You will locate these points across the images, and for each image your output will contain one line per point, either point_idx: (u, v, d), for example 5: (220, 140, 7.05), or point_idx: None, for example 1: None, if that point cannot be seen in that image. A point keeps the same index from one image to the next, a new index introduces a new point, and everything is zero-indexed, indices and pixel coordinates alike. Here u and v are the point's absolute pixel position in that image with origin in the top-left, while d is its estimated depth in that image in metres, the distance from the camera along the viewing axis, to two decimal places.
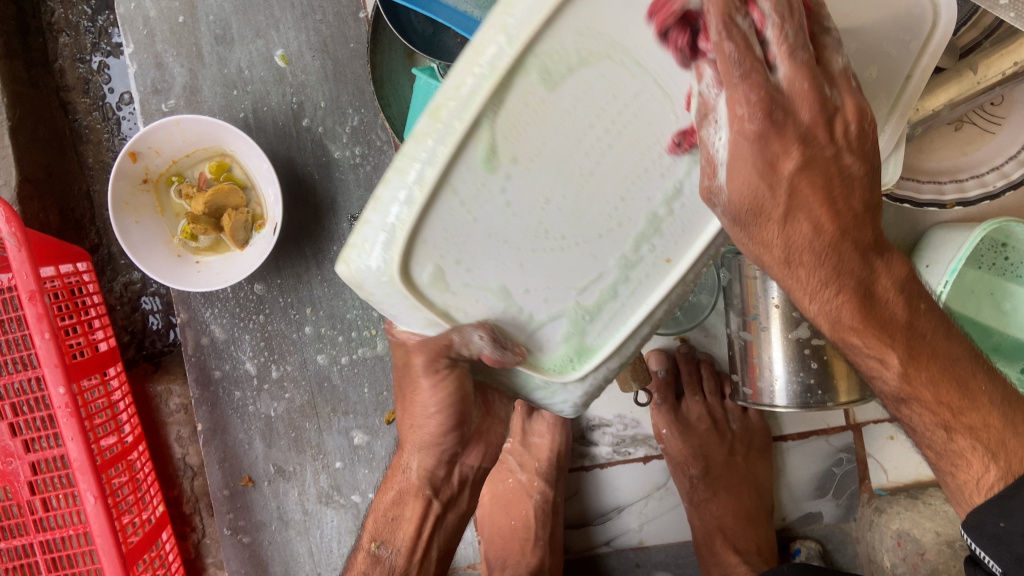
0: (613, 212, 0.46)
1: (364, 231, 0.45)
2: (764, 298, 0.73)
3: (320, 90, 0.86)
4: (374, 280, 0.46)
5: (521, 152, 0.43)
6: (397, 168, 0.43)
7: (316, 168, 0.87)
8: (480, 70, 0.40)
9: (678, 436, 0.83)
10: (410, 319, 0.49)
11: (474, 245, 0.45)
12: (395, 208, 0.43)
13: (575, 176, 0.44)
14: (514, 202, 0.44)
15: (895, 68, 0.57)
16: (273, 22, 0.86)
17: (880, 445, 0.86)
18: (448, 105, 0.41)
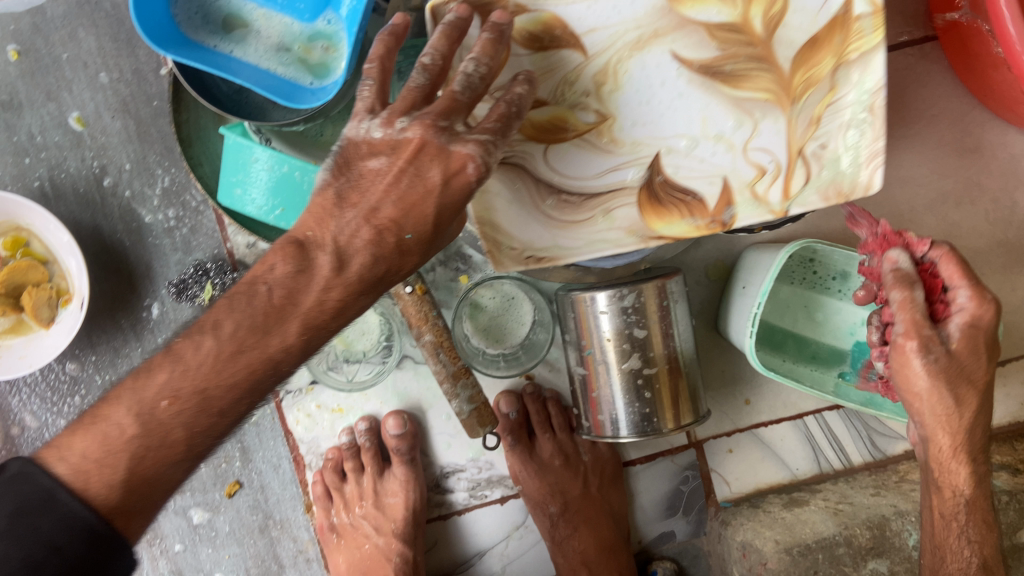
0: (642, 100, 0.58)
1: (699, 178, 0.59)
2: (597, 330, 0.75)
3: (124, 151, 0.81)
4: (700, 194, 0.60)
5: (722, 99, 0.58)
6: (764, 140, 0.59)
7: (125, 235, 0.82)
8: (808, 111, 0.58)
9: (535, 476, 0.84)
10: (621, 173, 0.60)
11: (660, 117, 0.59)
12: (736, 175, 0.59)
13: (666, 86, 0.58)
14: (664, 78, 0.58)
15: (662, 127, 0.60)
16: (65, 83, 0.80)
17: (720, 459, 0.89)
18: (754, 107, 0.58)
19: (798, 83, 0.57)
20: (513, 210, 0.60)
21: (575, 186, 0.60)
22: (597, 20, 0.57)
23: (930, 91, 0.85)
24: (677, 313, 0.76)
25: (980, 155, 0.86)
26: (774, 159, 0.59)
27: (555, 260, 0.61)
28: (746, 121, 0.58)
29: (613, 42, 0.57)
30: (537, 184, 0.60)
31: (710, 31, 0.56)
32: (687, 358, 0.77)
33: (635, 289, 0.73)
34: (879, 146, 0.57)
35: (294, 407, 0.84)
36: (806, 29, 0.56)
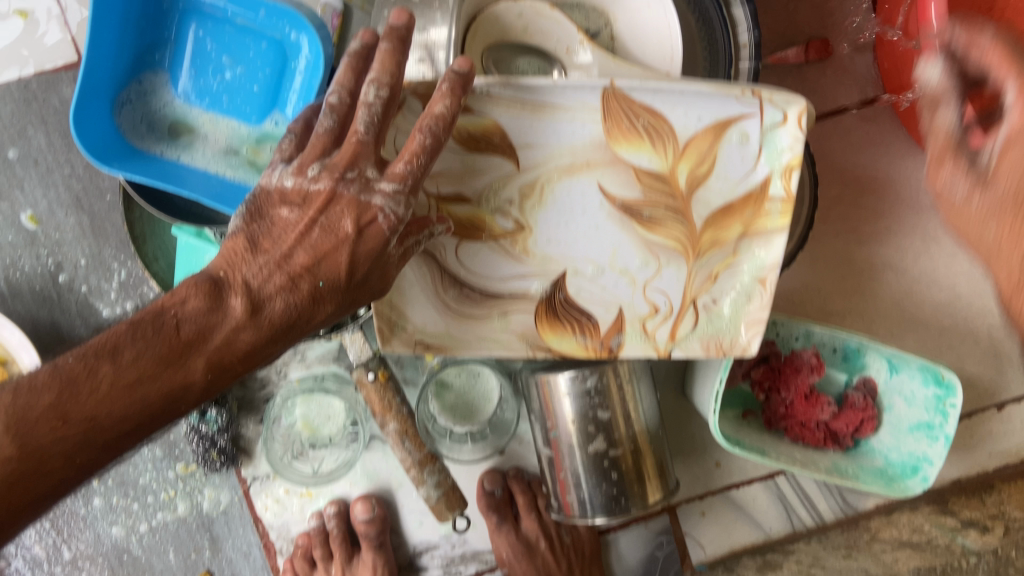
0: (562, 221, 0.63)
1: (595, 301, 0.65)
2: (561, 413, 0.75)
3: (79, 247, 0.80)
4: (596, 316, 0.66)
5: (635, 238, 0.63)
6: (662, 281, 0.65)
7: (84, 330, 0.81)
8: (710, 266, 0.65)
9: (520, 559, 0.84)
10: (528, 283, 0.65)
11: (573, 241, 0.63)
12: (631, 305, 0.66)
13: (587, 217, 0.63)
14: (586, 210, 0.62)
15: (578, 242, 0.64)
16: (16, 182, 0.79)
17: (694, 523, 0.89)
18: (665, 252, 0.64)
19: (705, 247, 0.64)
20: (416, 290, 0.64)
21: (477, 282, 0.64)
22: (537, 138, 0.60)
23: (884, 151, 0.86)
24: (639, 391, 0.76)
25: (937, 211, 0.87)
26: (668, 301, 0.66)
27: (444, 349, 0.65)
28: (652, 263, 0.64)
29: (546, 163, 0.61)
30: (441, 273, 0.64)
31: (638, 175, 0.61)
32: (651, 435, 0.77)
33: (598, 372, 0.73)
34: (761, 316, 0.65)
35: (262, 494, 0.84)
36: (721, 191, 0.62)
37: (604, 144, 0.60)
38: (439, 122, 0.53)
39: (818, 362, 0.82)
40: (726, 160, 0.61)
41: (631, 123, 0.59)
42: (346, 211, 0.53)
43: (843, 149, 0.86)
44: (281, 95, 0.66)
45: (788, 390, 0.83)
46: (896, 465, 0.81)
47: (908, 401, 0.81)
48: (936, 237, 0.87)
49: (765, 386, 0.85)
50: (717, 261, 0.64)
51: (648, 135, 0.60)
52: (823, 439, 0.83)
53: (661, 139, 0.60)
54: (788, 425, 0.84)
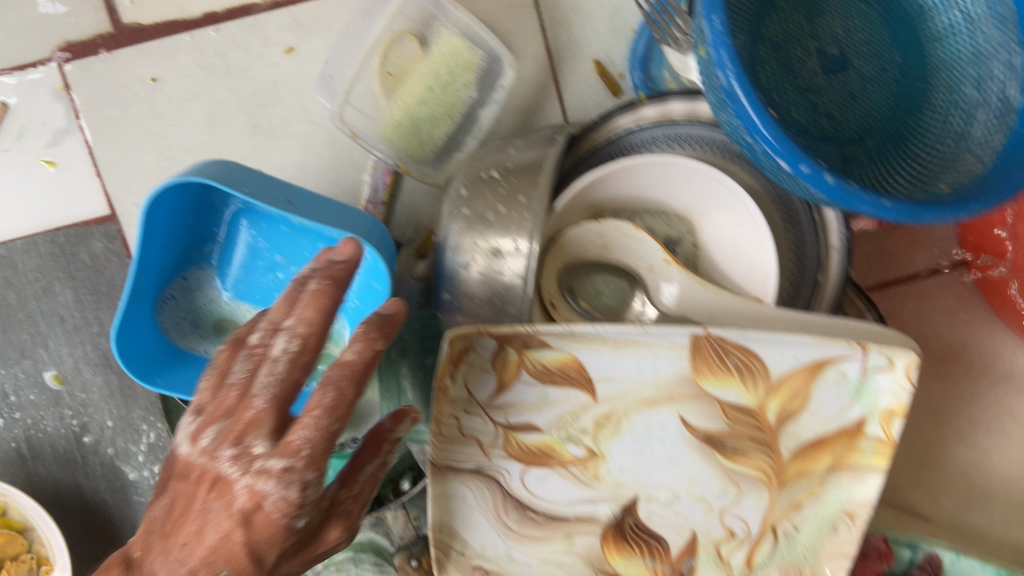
0: (635, 448, 0.58)
1: (668, 523, 0.61)
2: None
3: (105, 407, 0.76)
4: (667, 538, 0.61)
5: (715, 467, 0.59)
6: (741, 507, 0.60)
7: (109, 493, 0.77)
8: (793, 495, 0.60)
9: None
10: (594, 505, 0.60)
11: (647, 467, 0.59)
12: (705, 529, 0.61)
13: (664, 445, 0.58)
14: (664, 439, 0.58)
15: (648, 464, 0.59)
16: (40, 339, 0.75)
17: None
18: (746, 481, 0.59)
19: (790, 477, 0.59)
20: (478, 514, 0.59)
21: (541, 505, 0.60)
22: (616, 371, 0.55)
23: (960, 317, 0.81)
24: None
25: (1015, 382, 0.81)
26: (746, 527, 0.61)
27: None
28: (732, 490, 0.60)
29: (624, 394, 0.56)
30: (504, 498, 0.59)
31: (724, 409, 0.56)
32: None
33: None
34: (847, 550, 0.60)
35: None
36: (813, 427, 0.57)
37: (690, 379, 0.55)
38: (343, 370, 0.45)
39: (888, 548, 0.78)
40: (821, 398, 0.56)
41: (720, 361, 0.54)
42: (240, 493, 0.46)
43: (917, 313, 0.81)
44: (335, 292, 0.61)
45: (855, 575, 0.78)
46: None
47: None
48: (1015, 410, 0.81)
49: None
50: (800, 490, 0.60)
51: (739, 373, 0.55)
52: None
53: (754, 377, 0.55)
54: None
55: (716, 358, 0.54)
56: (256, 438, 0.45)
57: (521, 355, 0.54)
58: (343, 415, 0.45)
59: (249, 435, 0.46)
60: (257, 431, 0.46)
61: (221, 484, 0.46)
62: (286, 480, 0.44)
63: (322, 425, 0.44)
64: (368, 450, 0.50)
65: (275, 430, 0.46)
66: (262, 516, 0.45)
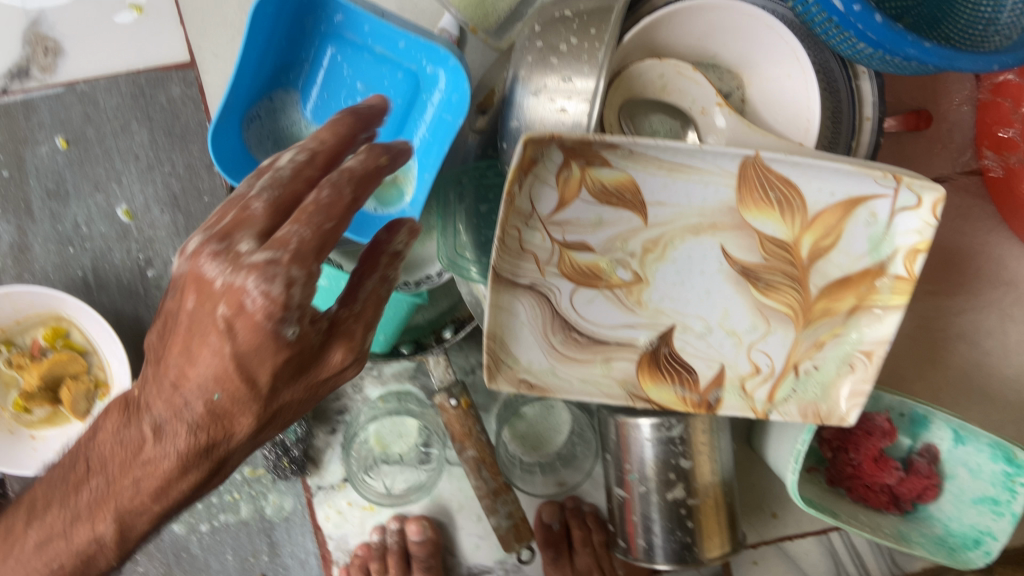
0: (677, 278, 0.64)
1: (698, 354, 0.67)
2: (639, 458, 0.76)
3: (169, 245, 0.81)
4: (701, 366, 0.67)
5: (748, 300, 0.65)
6: (767, 340, 0.66)
7: None
8: (818, 334, 0.65)
9: None
10: (636, 331, 0.66)
11: (687, 297, 0.65)
12: (733, 361, 0.67)
13: (704, 275, 0.64)
14: (704, 269, 0.63)
15: (690, 296, 0.64)
16: (114, 175, 0.79)
17: (745, 570, 0.90)
18: (777, 316, 0.65)
19: (815, 318, 0.65)
20: (527, 332, 0.64)
21: (586, 327, 0.65)
22: (667, 195, 0.60)
23: (972, 224, 0.86)
24: (720, 443, 0.77)
25: (1018, 289, 0.86)
26: (771, 363, 0.67)
27: (546, 391, 0.66)
28: (761, 325, 0.65)
29: (673, 220, 0.61)
30: (553, 317, 0.64)
31: (763, 241, 0.62)
32: (728, 487, 0.78)
33: (684, 421, 0.74)
34: (863, 388, 0.64)
35: (324, 504, 0.85)
36: (839, 266, 0.63)
37: (734, 208, 0.60)
38: (344, 173, 0.46)
39: (892, 428, 0.84)
40: (851, 237, 0.62)
41: (763, 190, 0.59)
42: (219, 295, 0.46)
43: None
44: (408, 124, 0.67)
45: (861, 451, 0.84)
46: (959, 535, 0.82)
47: (974, 474, 0.81)
48: (1016, 314, 0.87)
49: (834, 445, 0.86)
50: (824, 331, 0.65)
51: (777, 204, 0.60)
52: (886, 504, 0.85)
53: (792, 208, 0.60)
54: (852, 485, 0.86)
55: (758, 187, 0.59)
56: (244, 236, 0.45)
57: (584, 172, 0.58)
58: (316, 232, 0.44)
59: (237, 234, 0.46)
60: (245, 230, 0.45)
61: (203, 289, 0.47)
62: (270, 274, 0.44)
63: (315, 224, 0.45)
64: (367, 265, 0.52)
65: (264, 232, 0.46)
66: (255, 328, 0.46)
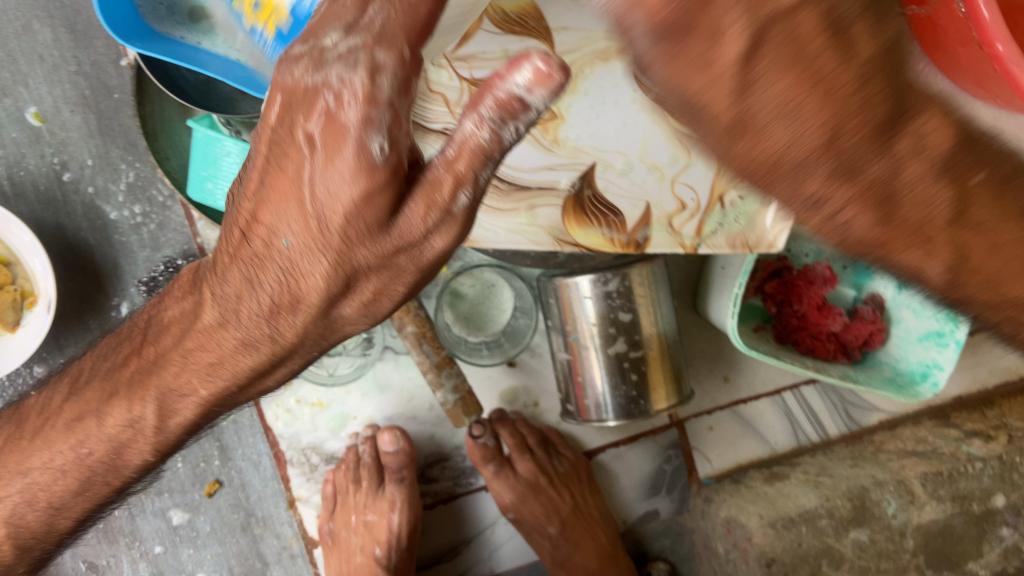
0: (591, 111, 0.62)
1: (622, 194, 0.65)
2: (582, 317, 0.75)
3: (85, 147, 0.78)
4: (626, 207, 0.66)
5: (666, 130, 0.63)
6: (690, 173, 0.65)
7: (90, 232, 0.80)
8: None
9: (517, 485, 0.84)
10: (557, 175, 0.64)
11: (604, 133, 0.63)
12: (658, 198, 0.66)
13: (618, 107, 0.62)
14: (618, 101, 0.62)
15: (606, 133, 0.63)
16: (20, 77, 0.77)
17: (701, 437, 0.90)
18: (698, 146, 0.64)
19: None
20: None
21: (507, 175, 0.63)
22: (573, 20, 0.58)
23: None
24: (659, 297, 0.77)
25: None
26: (696, 198, 0.66)
27: (470, 242, 0.65)
28: (682, 158, 0.64)
29: (581, 46, 0.59)
30: None
31: None
32: (669, 340, 0.78)
33: (621, 273, 0.74)
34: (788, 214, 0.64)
35: (273, 403, 0.84)
36: None
37: None
38: None
39: (832, 275, 0.83)
40: None
41: None
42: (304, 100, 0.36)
43: None
44: None
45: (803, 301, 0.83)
46: (907, 372, 0.82)
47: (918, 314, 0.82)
48: None
49: (778, 299, 0.85)
50: None
51: None
52: (834, 353, 0.85)
53: None
54: (799, 338, 0.85)
55: None
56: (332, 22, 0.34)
57: None
58: (408, 3, 0.33)
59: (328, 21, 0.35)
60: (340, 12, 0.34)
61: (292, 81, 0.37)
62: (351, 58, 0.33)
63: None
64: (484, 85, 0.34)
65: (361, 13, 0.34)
66: (344, 158, 0.35)
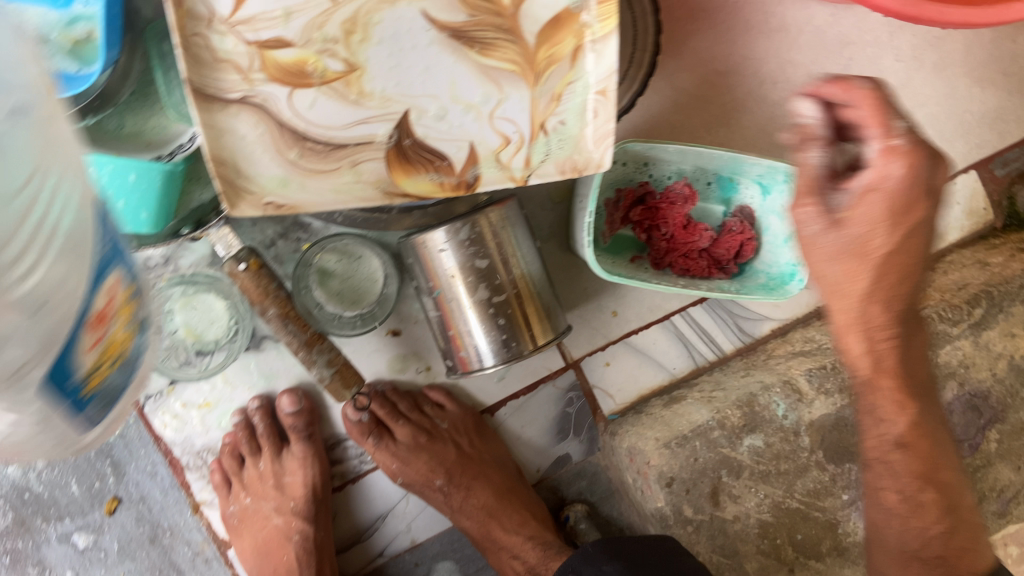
0: (391, 59, 0.62)
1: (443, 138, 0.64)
2: (442, 270, 0.75)
3: None
4: (452, 149, 0.65)
5: (470, 65, 0.63)
6: (506, 105, 0.64)
7: None
8: (552, 88, 0.64)
9: (414, 454, 0.86)
10: (372, 127, 0.63)
11: (409, 79, 0.63)
12: (481, 136, 0.65)
13: (417, 51, 0.62)
14: (416, 44, 0.62)
15: (412, 78, 0.63)
16: None
17: (600, 374, 0.89)
18: (506, 77, 0.64)
19: (542, 70, 0.64)
20: (257, 149, 0.60)
21: (318, 133, 0.62)
22: None
23: None
24: (516, 238, 0.76)
25: (790, 33, 0.86)
26: (518, 130, 0.65)
27: (296, 208, 0.62)
28: (493, 90, 0.64)
29: None
30: (281, 130, 0.61)
31: None
32: (535, 279, 0.78)
33: (470, 221, 0.74)
34: (609, 129, 0.63)
35: (158, 412, 0.82)
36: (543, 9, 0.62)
37: None
38: None
39: (690, 192, 0.83)
40: None
41: None
42: None
43: None
44: None
45: (669, 223, 0.84)
46: (777, 275, 0.83)
47: (780, 217, 0.83)
48: (795, 58, 0.87)
49: (645, 225, 0.85)
50: (556, 81, 0.64)
51: None
52: (708, 267, 0.85)
53: None
54: (673, 261, 0.85)
55: None
56: None
57: None
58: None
59: None
60: None
61: None
62: None
63: None
64: None
65: None
66: None
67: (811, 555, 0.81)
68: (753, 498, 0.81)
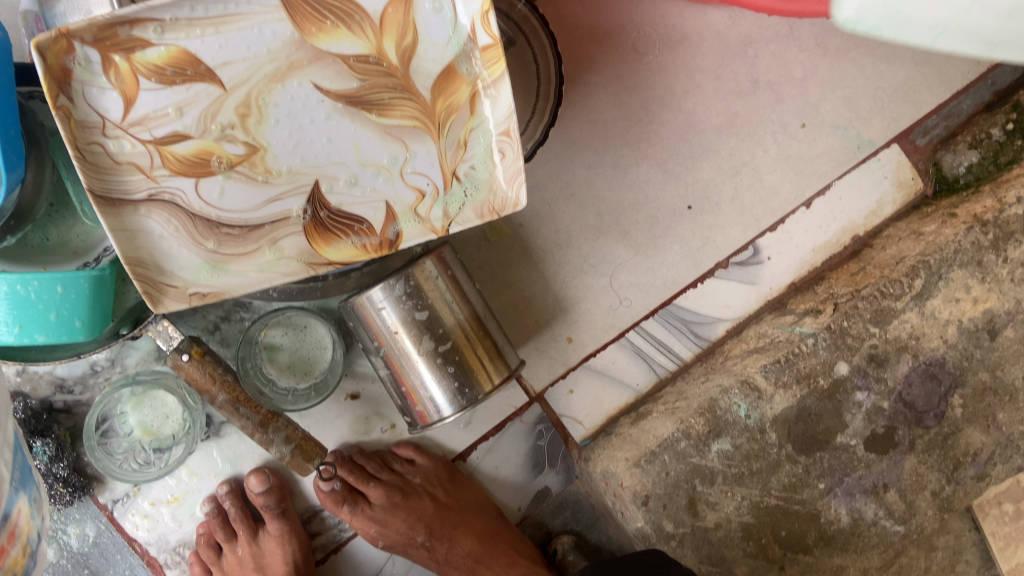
0: (292, 134, 0.63)
1: (358, 202, 0.64)
2: (385, 328, 0.75)
3: None
4: (370, 211, 0.65)
5: (371, 128, 0.64)
6: (414, 159, 0.65)
7: None
8: (456, 135, 0.65)
9: (392, 512, 0.86)
10: (286, 203, 0.63)
11: (314, 150, 0.63)
12: (396, 194, 0.65)
13: (315, 122, 0.63)
14: (313, 116, 0.63)
15: (317, 149, 0.63)
16: None
17: (564, 402, 0.89)
18: (409, 133, 0.64)
19: (444, 120, 0.65)
20: (173, 245, 0.60)
21: (231, 219, 0.62)
22: (232, 54, 0.60)
23: None
24: (453, 285, 0.77)
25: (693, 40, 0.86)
26: (431, 182, 0.65)
27: (222, 295, 0.61)
28: (400, 147, 0.64)
29: (250, 74, 0.61)
30: (193, 221, 0.61)
31: (349, 64, 0.62)
32: (478, 322, 0.78)
33: (404, 275, 0.73)
34: (517, 167, 0.63)
35: (128, 514, 0.81)
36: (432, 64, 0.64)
37: (302, 42, 0.61)
38: None
39: None
40: (427, 27, 0.63)
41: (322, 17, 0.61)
42: None
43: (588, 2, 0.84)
44: None
45: None
46: None
47: None
48: (702, 64, 0.86)
49: None
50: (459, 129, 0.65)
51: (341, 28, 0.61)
52: None
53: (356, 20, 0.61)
54: None
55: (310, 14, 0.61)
56: None
57: (131, 62, 0.58)
58: None
59: None
60: None
61: None
62: None
63: None
64: None
65: None
66: None
67: (796, 548, 0.84)
68: (730, 502, 0.83)
